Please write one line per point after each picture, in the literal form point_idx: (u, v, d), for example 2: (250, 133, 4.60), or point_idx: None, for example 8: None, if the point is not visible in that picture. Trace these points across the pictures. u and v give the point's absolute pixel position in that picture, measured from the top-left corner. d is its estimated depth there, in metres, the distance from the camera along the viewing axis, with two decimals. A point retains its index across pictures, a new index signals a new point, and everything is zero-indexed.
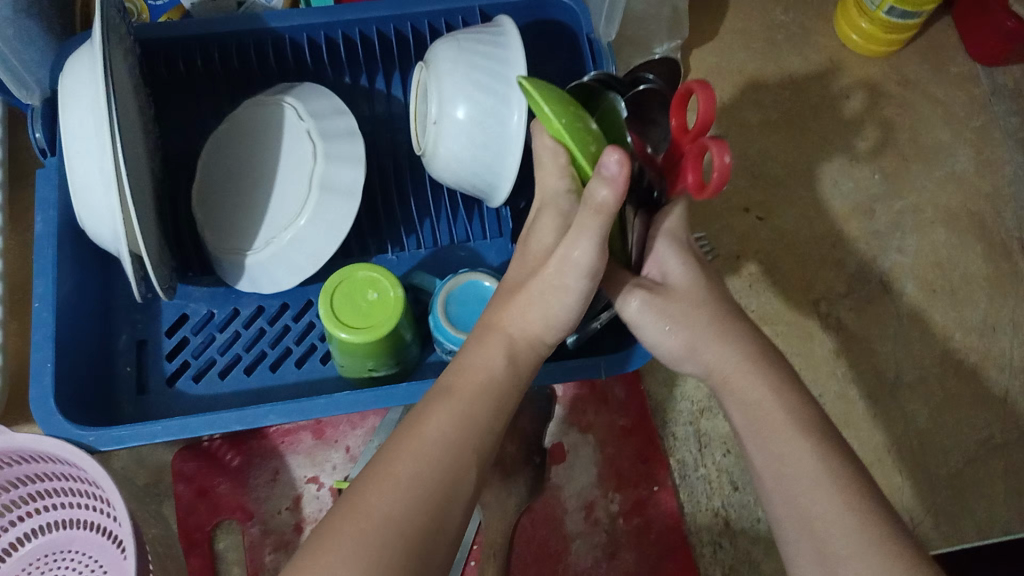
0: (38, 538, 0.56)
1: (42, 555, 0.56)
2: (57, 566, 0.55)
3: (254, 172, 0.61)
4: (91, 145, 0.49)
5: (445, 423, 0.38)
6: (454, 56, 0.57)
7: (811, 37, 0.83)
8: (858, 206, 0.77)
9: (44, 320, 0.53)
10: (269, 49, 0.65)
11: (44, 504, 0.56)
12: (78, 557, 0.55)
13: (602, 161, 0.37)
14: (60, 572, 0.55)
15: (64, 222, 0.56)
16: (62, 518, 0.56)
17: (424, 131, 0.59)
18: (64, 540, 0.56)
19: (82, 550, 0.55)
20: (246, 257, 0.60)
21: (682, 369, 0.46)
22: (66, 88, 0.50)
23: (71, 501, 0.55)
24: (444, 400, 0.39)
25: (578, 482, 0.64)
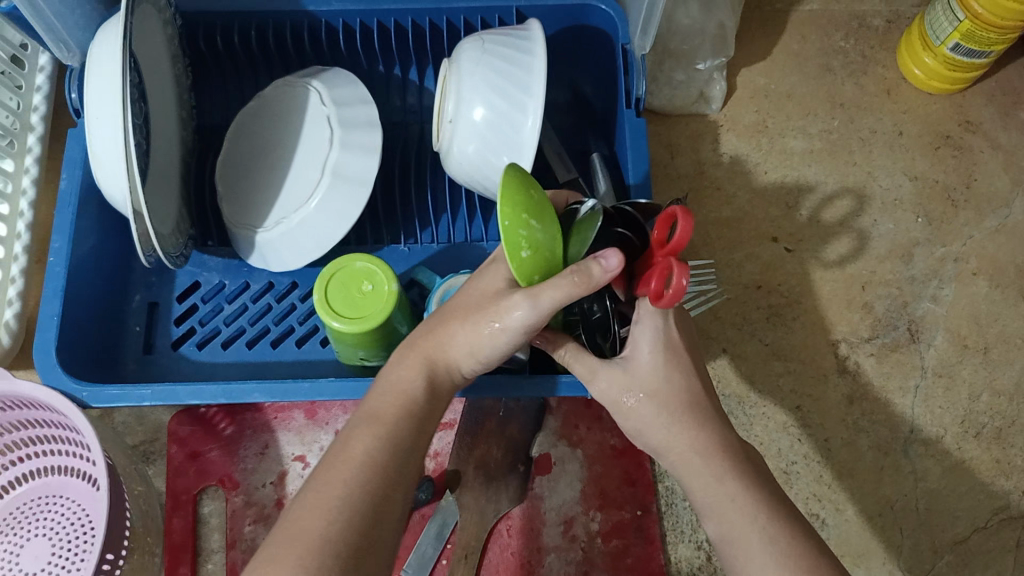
0: (33, 481, 0.59)
1: (34, 497, 0.59)
2: (46, 510, 0.58)
3: (273, 151, 0.62)
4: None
5: (377, 442, 0.41)
6: (475, 57, 0.58)
7: (870, 67, 0.79)
8: (896, 248, 0.73)
9: (56, 275, 0.57)
10: (305, 32, 0.67)
11: (43, 449, 0.59)
12: (66, 503, 0.59)
13: (605, 255, 0.39)
14: (47, 516, 0.58)
15: (86, 184, 0.60)
16: (55, 465, 0.59)
17: (442, 128, 0.61)
18: (55, 485, 0.59)
19: (72, 497, 0.59)
20: (256, 234, 0.62)
21: (654, 401, 0.45)
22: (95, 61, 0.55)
23: (62, 449, 0.59)
24: (370, 424, 0.42)
25: (561, 496, 0.63)
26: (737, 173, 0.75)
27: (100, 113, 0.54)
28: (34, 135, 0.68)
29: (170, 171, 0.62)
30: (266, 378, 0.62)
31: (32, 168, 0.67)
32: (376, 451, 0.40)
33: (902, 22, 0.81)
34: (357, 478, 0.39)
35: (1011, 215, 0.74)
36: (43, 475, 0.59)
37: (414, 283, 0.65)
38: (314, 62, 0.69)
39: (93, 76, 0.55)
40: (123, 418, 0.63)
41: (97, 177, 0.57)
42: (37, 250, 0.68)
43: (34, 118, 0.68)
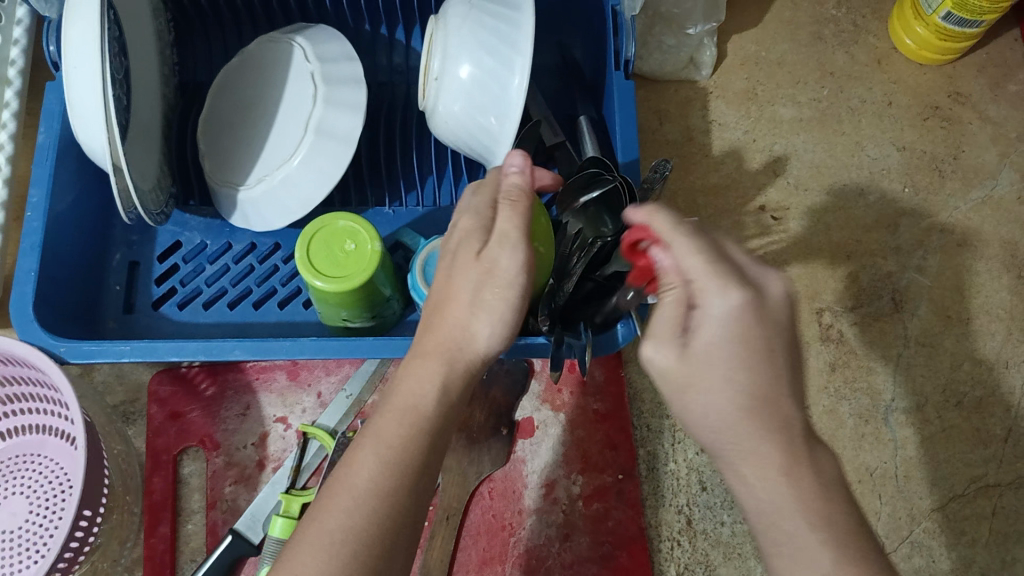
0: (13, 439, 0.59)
1: (14, 455, 0.59)
2: (27, 467, 0.58)
3: (257, 108, 0.62)
4: (88, 62, 0.52)
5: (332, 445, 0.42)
6: (462, 14, 0.57)
7: (861, 36, 0.79)
8: (883, 219, 0.73)
9: (33, 230, 0.56)
10: None
11: (22, 407, 0.59)
12: (46, 461, 0.58)
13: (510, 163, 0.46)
14: (28, 474, 0.58)
15: (64, 139, 0.59)
16: (35, 423, 0.59)
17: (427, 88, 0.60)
18: (35, 444, 0.59)
19: (51, 455, 0.58)
20: (238, 191, 0.61)
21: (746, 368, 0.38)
22: (71, 8, 0.53)
23: (40, 407, 0.58)
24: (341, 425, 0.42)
25: (543, 459, 0.63)
26: (725, 141, 0.74)
27: (75, 63, 0.52)
28: (12, 90, 0.66)
29: (151, 126, 0.61)
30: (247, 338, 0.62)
31: (10, 122, 0.65)
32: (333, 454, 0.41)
33: None
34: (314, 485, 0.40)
35: (997, 187, 0.74)
36: (20, 433, 0.59)
37: (399, 245, 0.65)
38: (298, 19, 0.68)
39: (69, 24, 0.53)
40: (103, 377, 0.63)
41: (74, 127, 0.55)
42: (16, 208, 0.66)
43: (12, 72, 0.66)
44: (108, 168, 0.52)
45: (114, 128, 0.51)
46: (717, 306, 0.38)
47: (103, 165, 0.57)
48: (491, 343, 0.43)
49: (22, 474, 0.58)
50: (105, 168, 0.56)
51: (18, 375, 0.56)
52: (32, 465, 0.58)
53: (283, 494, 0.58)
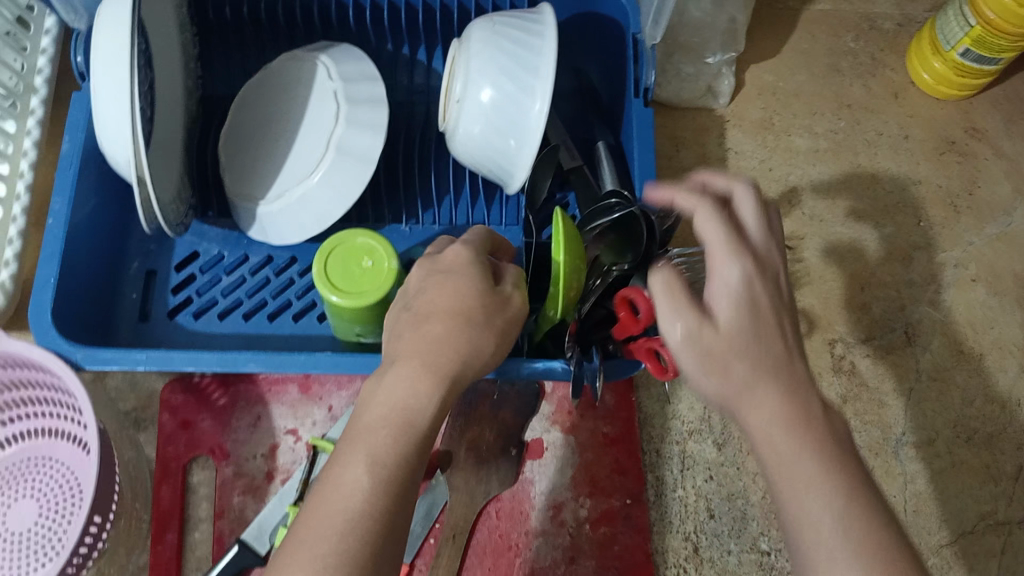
0: (25, 443, 0.59)
1: (25, 458, 0.59)
2: (37, 472, 0.58)
3: (280, 124, 0.62)
4: (117, 74, 0.52)
5: None
6: (485, 36, 0.58)
7: (878, 69, 0.79)
8: (896, 251, 0.73)
9: (54, 236, 0.57)
10: (315, 6, 0.67)
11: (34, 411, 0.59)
12: (56, 466, 0.58)
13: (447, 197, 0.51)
14: (38, 478, 0.58)
15: (88, 147, 0.60)
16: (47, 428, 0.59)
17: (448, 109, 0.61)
18: (45, 448, 0.59)
19: (61, 460, 0.58)
20: (257, 205, 0.61)
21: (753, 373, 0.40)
22: (102, 21, 0.54)
23: (52, 411, 0.58)
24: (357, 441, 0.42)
25: (551, 481, 0.63)
26: (741, 169, 0.75)
27: (104, 74, 0.53)
28: (38, 98, 0.67)
29: (173, 137, 0.62)
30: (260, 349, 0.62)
31: (35, 130, 0.66)
32: None
33: (912, 26, 0.81)
34: None
35: (1012, 223, 0.75)
36: (31, 437, 0.59)
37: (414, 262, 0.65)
38: (322, 37, 0.69)
39: (99, 36, 0.53)
40: (115, 384, 0.63)
41: (100, 137, 0.56)
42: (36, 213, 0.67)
43: (38, 80, 0.67)
44: (131, 179, 0.53)
45: (140, 140, 0.52)
46: (735, 270, 0.41)
47: (126, 176, 0.58)
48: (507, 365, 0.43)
49: (32, 478, 0.58)
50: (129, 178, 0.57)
51: (32, 380, 0.56)
52: (42, 469, 0.59)
53: (291, 506, 0.58)
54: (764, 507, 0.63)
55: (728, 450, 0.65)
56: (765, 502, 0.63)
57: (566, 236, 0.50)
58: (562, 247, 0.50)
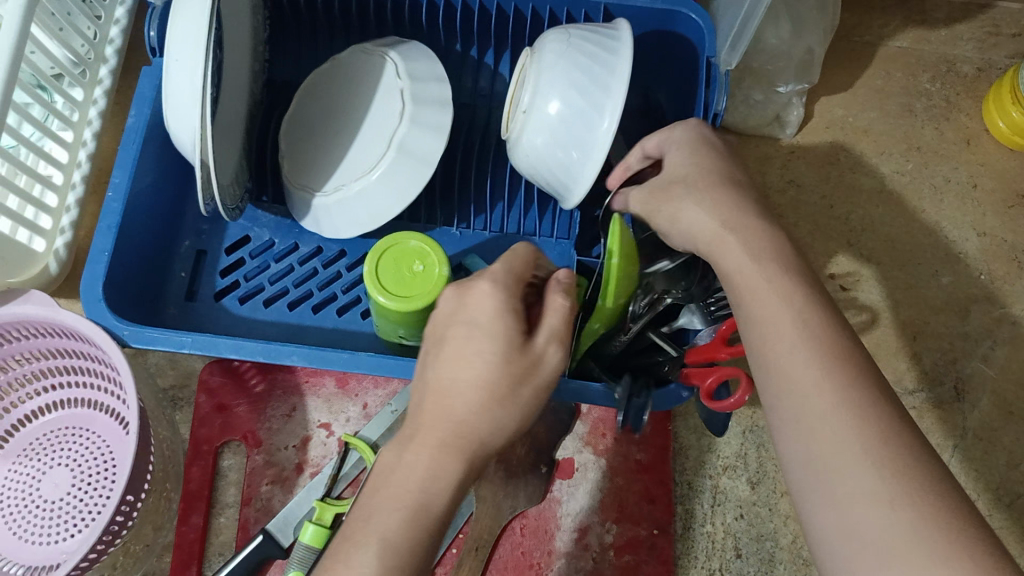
0: (64, 411, 0.60)
1: (63, 426, 0.59)
2: (73, 441, 0.59)
3: (344, 117, 0.62)
4: (190, 58, 0.53)
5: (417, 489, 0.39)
6: (560, 51, 0.57)
7: (953, 113, 0.77)
8: (953, 302, 0.71)
9: (112, 210, 0.57)
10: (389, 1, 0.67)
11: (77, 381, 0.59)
12: (92, 437, 0.59)
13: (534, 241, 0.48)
14: (74, 447, 0.59)
15: (153, 124, 0.60)
16: (87, 399, 0.59)
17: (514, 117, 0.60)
18: (83, 419, 0.59)
19: (98, 432, 0.59)
20: (314, 196, 0.61)
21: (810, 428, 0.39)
22: (181, 1, 0.53)
23: (94, 383, 0.59)
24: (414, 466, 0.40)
25: (578, 502, 0.62)
26: (802, 203, 0.73)
27: (178, 55, 0.53)
28: (107, 68, 0.67)
29: (236, 121, 0.62)
30: (302, 342, 0.62)
31: (101, 100, 0.66)
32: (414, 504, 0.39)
33: (993, 72, 0.79)
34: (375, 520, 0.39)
35: None
36: (73, 406, 0.60)
37: (461, 267, 0.65)
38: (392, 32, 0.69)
39: (176, 16, 0.53)
40: (156, 360, 0.64)
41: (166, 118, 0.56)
42: (94, 182, 0.67)
43: (109, 50, 0.68)
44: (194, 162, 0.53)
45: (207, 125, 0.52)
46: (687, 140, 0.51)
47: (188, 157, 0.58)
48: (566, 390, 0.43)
49: (68, 447, 0.59)
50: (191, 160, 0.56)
51: (78, 350, 0.57)
52: (78, 439, 0.59)
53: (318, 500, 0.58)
54: (793, 551, 0.62)
55: (762, 490, 0.63)
56: (794, 546, 0.62)
57: (622, 246, 0.48)
58: (615, 253, 0.48)
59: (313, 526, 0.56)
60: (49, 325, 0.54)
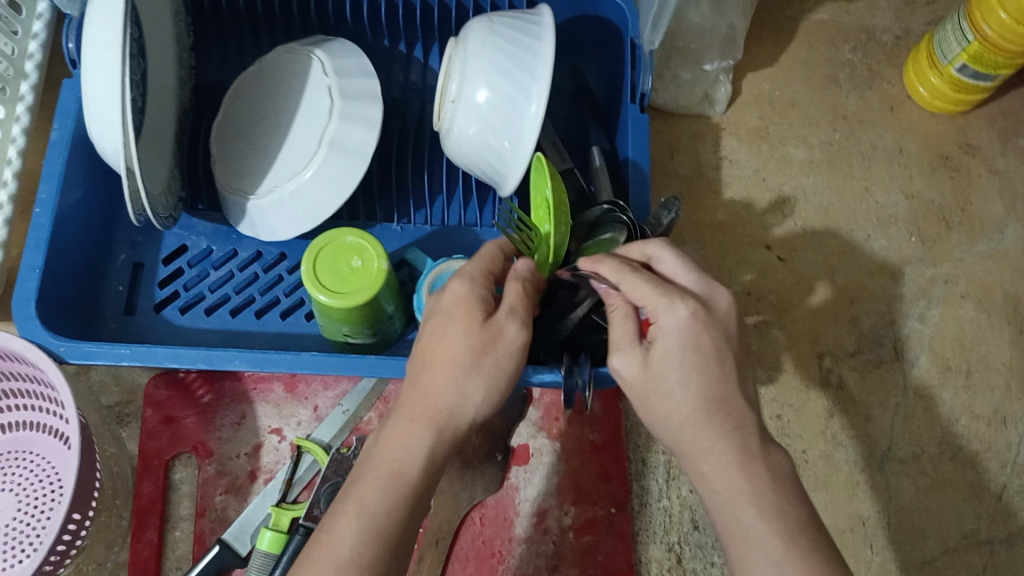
0: (5, 435, 0.58)
1: (5, 451, 0.58)
2: (17, 465, 0.57)
3: (273, 118, 0.62)
4: (107, 63, 0.51)
5: (362, 510, 0.41)
6: (482, 38, 0.57)
7: (875, 81, 0.79)
8: (887, 265, 0.73)
9: (40, 226, 0.56)
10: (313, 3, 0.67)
11: (16, 403, 0.58)
12: (37, 460, 0.58)
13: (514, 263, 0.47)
14: (17, 471, 0.57)
15: (77, 137, 0.59)
16: (28, 420, 0.58)
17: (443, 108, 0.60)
18: (26, 441, 0.58)
19: (42, 454, 0.58)
20: (247, 200, 0.61)
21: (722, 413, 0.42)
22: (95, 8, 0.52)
23: (34, 404, 0.58)
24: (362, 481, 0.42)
25: (536, 487, 0.63)
26: (736, 178, 0.74)
27: (96, 63, 0.52)
28: (27, 83, 0.66)
29: (164, 130, 0.61)
30: (246, 347, 0.62)
31: (24, 116, 0.65)
32: (358, 525, 0.40)
33: (911, 39, 0.81)
34: (321, 539, 0.41)
35: (1003, 240, 0.75)
36: (15, 429, 0.58)
37: (404, 262, 0.65)
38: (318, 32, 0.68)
39: (91, 23, 0.52)
40: (99, 377, 0.62)
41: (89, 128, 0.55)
42: (22, 200, 0.66)
43: (28, 66, 0.66)
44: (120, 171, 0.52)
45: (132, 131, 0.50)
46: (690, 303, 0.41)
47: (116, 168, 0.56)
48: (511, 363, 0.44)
49: (11, 472, 0.57)
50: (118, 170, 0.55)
51: (15, 371, 0.56)
52: (22, 463, 0.58)
53: (273, 506, 0.57)
54: None
55: None
56: None
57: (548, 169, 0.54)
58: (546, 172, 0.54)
59: (270, 533, 0.56)
60: None
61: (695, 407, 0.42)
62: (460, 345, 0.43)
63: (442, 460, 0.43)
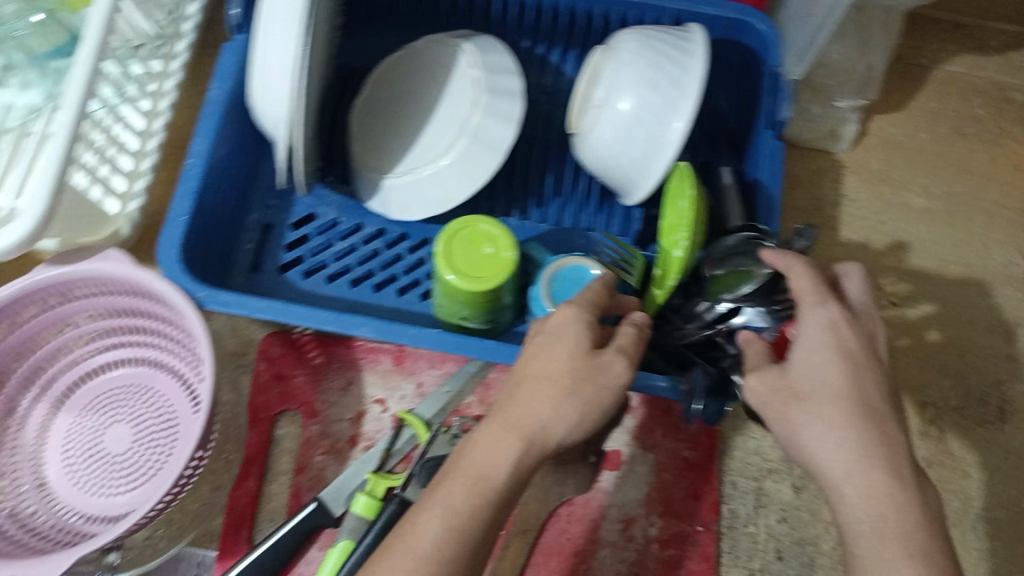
0: (130, 368, 0.61)
1: (126, 382, 0.61)
2: (138, 399, 0.60)
3: (416, 104, 0.63)
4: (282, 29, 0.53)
5: (445, 511, 0.40)
6: (634, 48, 0.58)
7: (1004, 140, 0.78)
8: (999, 325, 0.72)
9: (192, 176, 0.58)
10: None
11: (144, 339, 0.61)
12: (155, 396, 0.60)
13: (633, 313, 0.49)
14: (138, 405, 0.60)
15: (233, 98, 0.61)
16: (152, 358, 0.61)
17: (583, 112, 0.61)
18: (147, 376, 0.61)
19: (162, 391, 0.60)
20: (383, 178, 0.63)
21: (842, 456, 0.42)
22: None
23: (161, 342, 0.60)
24: (444, 484, 0.41)
25: (625, 495, 0.63)
26: (853, 217, 0.74)
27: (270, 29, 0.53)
28: (183, 43, 0.68)
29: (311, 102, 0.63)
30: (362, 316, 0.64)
31: (177, 72, 0.67)
32: (444, 524, 0.40)
33: None
34: (400, 535, 0.40)
35: None
36: (138, 365, 0.61)
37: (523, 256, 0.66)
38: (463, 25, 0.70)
39: None
40: (218, 327, 0.65)
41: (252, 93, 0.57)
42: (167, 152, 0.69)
43: (185, 26, 0.68)
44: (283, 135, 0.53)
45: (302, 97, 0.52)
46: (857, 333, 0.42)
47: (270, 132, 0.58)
48: (610, 397, 0.44)
49: (132, 404, 0.60)
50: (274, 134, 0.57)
51: (151, 308, 0.58)
52: (141, 397, 0.60)
53: (372, 472, 0.59)
54: (835, 558, 0.62)
55: (805, 495, 0.64)
56: (836, 553, 0.62)
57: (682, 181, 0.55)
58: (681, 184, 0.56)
59: (365, 498, 0.57)
60: (131, 282, 0.56)
61: (844, 457, 0.42)
62: (564, 365, 0.44)
63: (528, 472, 0.42)
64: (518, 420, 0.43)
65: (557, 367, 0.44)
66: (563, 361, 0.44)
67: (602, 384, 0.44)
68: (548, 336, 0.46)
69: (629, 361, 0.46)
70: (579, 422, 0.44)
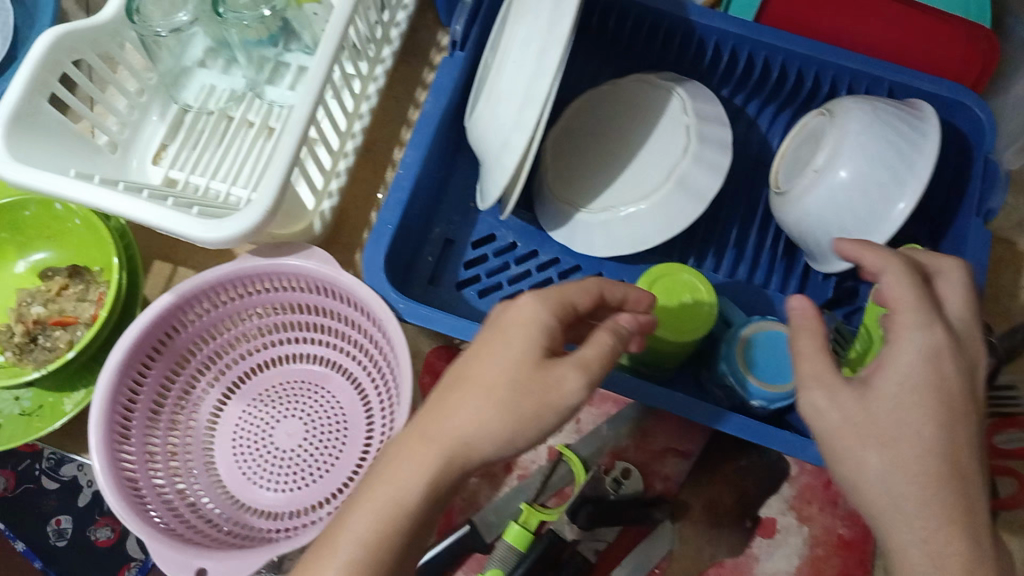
0: (302, 363, 0.62)
1: (299, 378, 0.62)
2: (310, 396, 0.61)
3: (618, 144, 0.63)
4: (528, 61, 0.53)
5: (359, 543, 0.39)
6: (864, 119, 0.56)
7: None
8: None
9: (401, 187, 0.59)
10: (679, 39, 0.65)
11: (320, 337, 0.62)
12: (327, 395, 0.61)
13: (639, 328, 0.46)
14: (308, 401, 0.61)
15: (443, 113, 0.62)
16: (326, 356, 0.62)
17: (796, 174, 0.60)
18: (320, 375, 0.62)
19: (334, 392, 0.61)
20: (576, 212, 0.62)
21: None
22: (525, 6, 0.54)
23: (340, 344, 0.61)
24: (360, 507, 0.40)
25: (776, 565, 0.61)
26: None
27: (517, 60, 0.54)
28: (390, 49, 0.68)
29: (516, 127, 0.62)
30: None
31: (381, 78, 0.68)
32: (360, 557, 0.39)
33: None
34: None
35: None
36: (312, 362, 0.62)
37: None
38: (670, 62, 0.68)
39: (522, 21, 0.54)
40: None
41: (479, 115, 0.58)
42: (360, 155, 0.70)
43: (394, 33, 0.69)
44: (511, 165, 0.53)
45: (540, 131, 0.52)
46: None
47: (486, 155, 0.58)
48: (553, 416, 0.41)
49: (303, 400, 0.61)
50: (491, 159, 0.57)
51: (338, 310, 0.59)
52: (312, 394, 0.61)
53: (528, 504, 0.58)
54: None
55: None
56: None
57: None
58: None
59: (518, 528, 0.57)
60: (331, 285, 0.57)
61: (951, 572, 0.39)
62: (497, 369, 0.41)
63: (446, 489, 0.40)
64: (440, 432, 0.40)
65: (489, 369, 0.41)
66: (494, 364, 0.41)
67: (552, 404, 0.41)
68: (499, 331, 0.42)
69: (587, 378, 0.41)
70: (506, 440, 0.40)
